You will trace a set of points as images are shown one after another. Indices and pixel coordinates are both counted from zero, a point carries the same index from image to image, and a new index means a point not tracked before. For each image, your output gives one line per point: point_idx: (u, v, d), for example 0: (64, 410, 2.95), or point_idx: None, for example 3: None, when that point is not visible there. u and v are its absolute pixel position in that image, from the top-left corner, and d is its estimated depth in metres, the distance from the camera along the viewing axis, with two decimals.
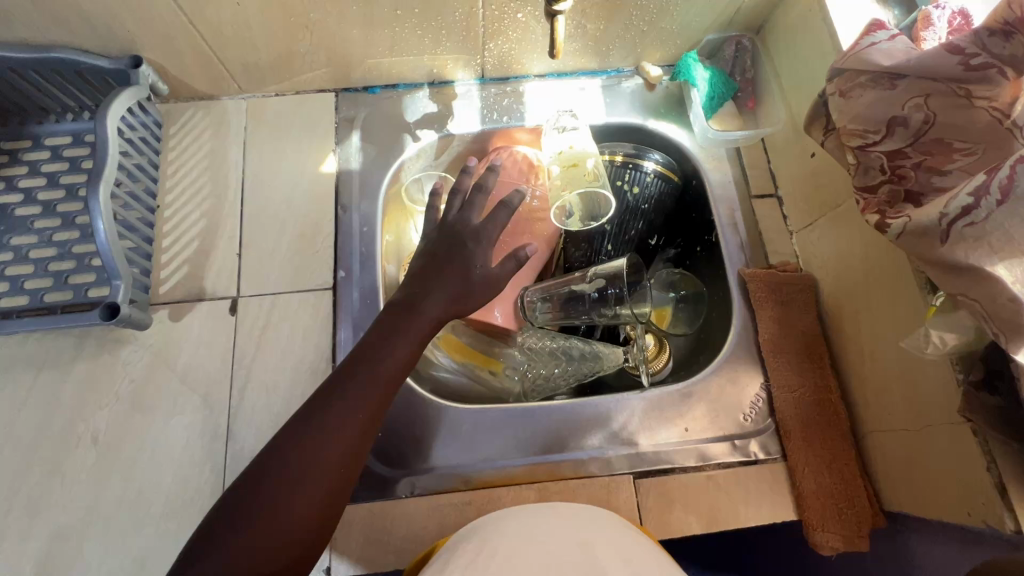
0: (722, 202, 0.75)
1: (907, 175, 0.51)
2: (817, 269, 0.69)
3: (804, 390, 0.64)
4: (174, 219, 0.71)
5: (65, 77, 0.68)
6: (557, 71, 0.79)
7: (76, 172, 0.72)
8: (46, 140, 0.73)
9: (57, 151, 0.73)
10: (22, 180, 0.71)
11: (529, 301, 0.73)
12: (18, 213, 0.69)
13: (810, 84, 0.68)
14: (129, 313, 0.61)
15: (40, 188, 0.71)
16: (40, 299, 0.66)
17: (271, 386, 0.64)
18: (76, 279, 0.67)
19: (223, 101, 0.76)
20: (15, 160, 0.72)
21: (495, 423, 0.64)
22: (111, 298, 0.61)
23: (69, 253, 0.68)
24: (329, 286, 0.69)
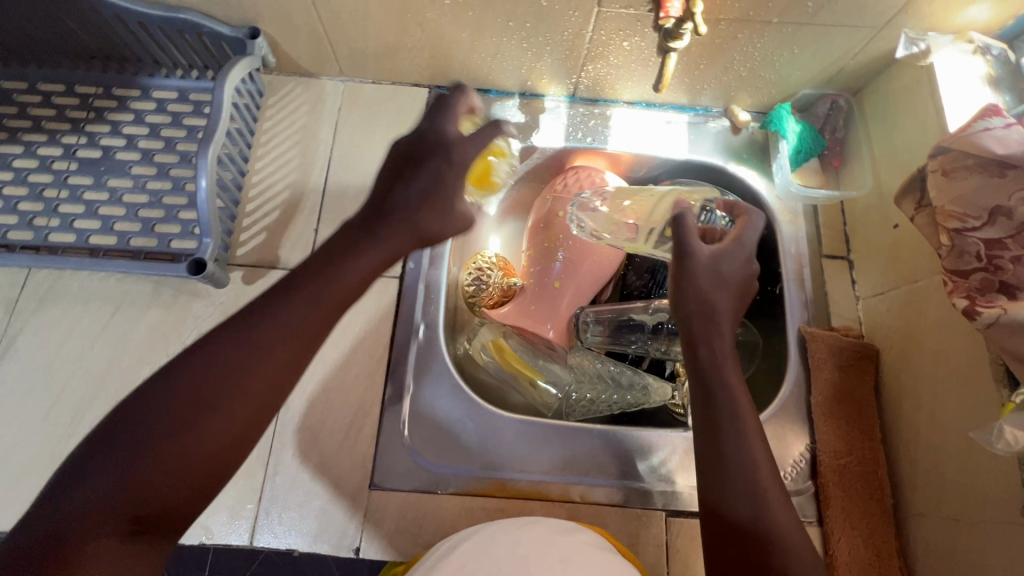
0: (792, 256, 0.75)
1: (1005, 266, 0.50)
2: (880, 341, 0.68)
3: (850, 457, 0.64)
4: (261, 186, 0.73)
5: (186, 38, 0.71)
6: (646, 101, 0.81)
7: (177, 126, 0.75)
8: (153, 93, 0.77)
9: (163, 104, 0.76)
10: (127, 128, 0.75)
11: (582, 328, 0.75)
12: (118, 157, 0.73)
13: (904, 155, 0.67)
14: (213, 270, 0.64)
15: (142, 137, 0.74)
16: (127, 242, 0.69)
17: (329, 362, 0.66)
18: (162, 228, 0.70)
19: (322, 80, 0.79)
20: (123, 107, 0.76)
21: (537, 435, 0.64)
22: (199, 253, 0.64)
23: (159, 203, 0.71)
24: (397, 275, 0.71)
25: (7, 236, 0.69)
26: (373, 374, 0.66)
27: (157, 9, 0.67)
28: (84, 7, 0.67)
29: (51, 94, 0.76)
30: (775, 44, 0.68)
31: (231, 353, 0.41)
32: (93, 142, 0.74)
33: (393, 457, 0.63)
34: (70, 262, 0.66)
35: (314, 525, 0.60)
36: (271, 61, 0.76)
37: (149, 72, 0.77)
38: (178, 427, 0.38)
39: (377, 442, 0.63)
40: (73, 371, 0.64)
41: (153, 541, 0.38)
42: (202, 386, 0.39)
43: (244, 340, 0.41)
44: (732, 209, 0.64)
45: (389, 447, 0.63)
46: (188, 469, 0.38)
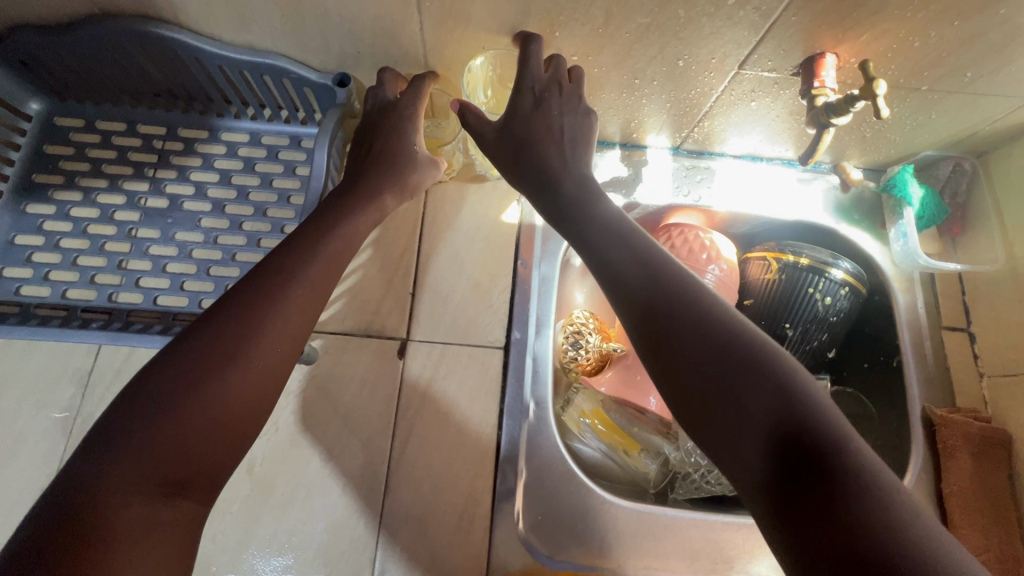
0: (910, 327, 0.71)
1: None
2: (1013, 426, 0.65)
3: (991, 556, 0.60)
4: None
5: (268, 82, 0.65)
6: (752, 155, 0.76)
7: (250, 174, 0.69)
8: (223, 135, 0.71)
9: (233, 149, 0.71)
10: (194, 173, 0.69)
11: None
12: (186, 207, 0.67)
13: None
14: None
15: (211, 185, 0.69)
16: (197, 304, 0.63)
17: (434, 443, 0.61)
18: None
19: None
20: (190, 150, 0.70)
21: (660, 527, 0.60)
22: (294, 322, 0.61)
23: (233, 260, 0.65)
24: (502, 345, 0.66)
25: (67, 295, 0.63)
26: (483, 458, 0.61)
27: (242, 53, 0.61)
28: (159, 49, 0.61)
29: (110, 133, 0.70)
30: (913, 109, 0.64)
31: (238, 322, 0.43)
32: (157, 190, 0.68)
33: (508, 553, 0.58)
34: (152, 338, 0.61)
35: None
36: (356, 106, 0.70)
37: (224, 112, 0.71)
38: (198, 385, 0.40)
39: (491, 535, 0.59)
40: None
41: (183, 500, 0.39)
42: (213, 345, 0.42)
43: (261, 304, 0.45)
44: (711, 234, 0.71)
45: (505, 540, 0.59)
46: (217, 416, 0.40)
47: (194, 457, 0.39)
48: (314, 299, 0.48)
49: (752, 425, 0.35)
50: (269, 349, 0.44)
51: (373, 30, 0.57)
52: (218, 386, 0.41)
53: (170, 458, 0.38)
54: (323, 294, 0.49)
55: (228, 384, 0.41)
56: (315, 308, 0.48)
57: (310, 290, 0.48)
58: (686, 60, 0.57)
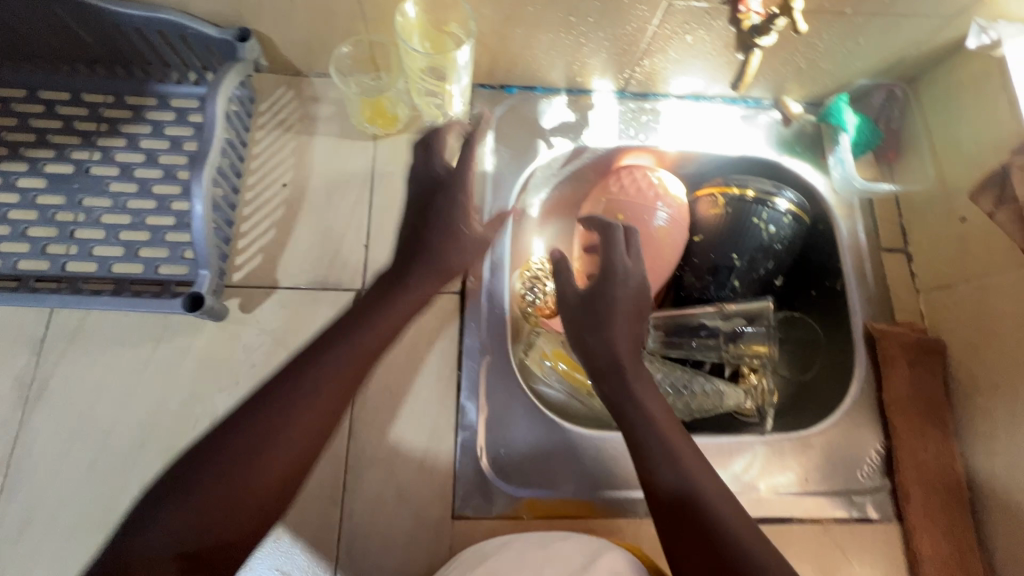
0: (852, 251, 0.74)
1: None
2: (947, 335, 0.68)
3: (928, 455, 0.64)
4: (255, 201, 0.68)
5: (170, 40, 0.64)
6: (696, 94, 0.78)
7: (159, 138, 0.68)
8: (129, 99, 0.69)
9: (141, 112, 0.68)
10: (101, 139, 0.67)
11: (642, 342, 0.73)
12: (93, 172, 0.66)
13: (972, 149, 0.66)
14: (213, 305, 0.55)
15: (119, 150, 0.67)
16: (107, 269, 0.63)
17: (395, 387, 0.63)
18: (148, 253, 0.64)
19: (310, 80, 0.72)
20: (95, 115, 0.68)
21: (618, 452, 0.63)
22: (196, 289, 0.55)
23: (143, 224, 0.65)
24: (457, 290, 0.67)
25: None
26: (444, 397, 0.63)
27: (134, 8, 0.59)
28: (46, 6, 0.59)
29: (10, 100, 0.68)
30: (841, 35, 0.66)
31: (358, 368, 0.49)
32: (61, 156, 0.66)
33: (473, 484, 0.60)
34: (44, 300, 0.59)
35: (398, 559, 0.58)
36: (264, 62, 0.69)
37: (159, 77, 0.69)
38: (263, 441, 0.45)
39: (456, 469, 0.61)
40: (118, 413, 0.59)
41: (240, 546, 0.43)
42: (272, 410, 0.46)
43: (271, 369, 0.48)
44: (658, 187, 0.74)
45: (470, 474, 0.61)
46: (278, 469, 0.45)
47: (238, 508, 0.43)
48: (375, 338, 0.51)
49: (667, 470, 0.50)
50: (325, 413, 0.47)
51: None
52: (261, 454, 0.44)
53: (224, 520, 0.42)
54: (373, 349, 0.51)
55: (267, 454, 0.44)
56: (363, 358, 0.50)
57: (360, 351, 0.50)
58: None
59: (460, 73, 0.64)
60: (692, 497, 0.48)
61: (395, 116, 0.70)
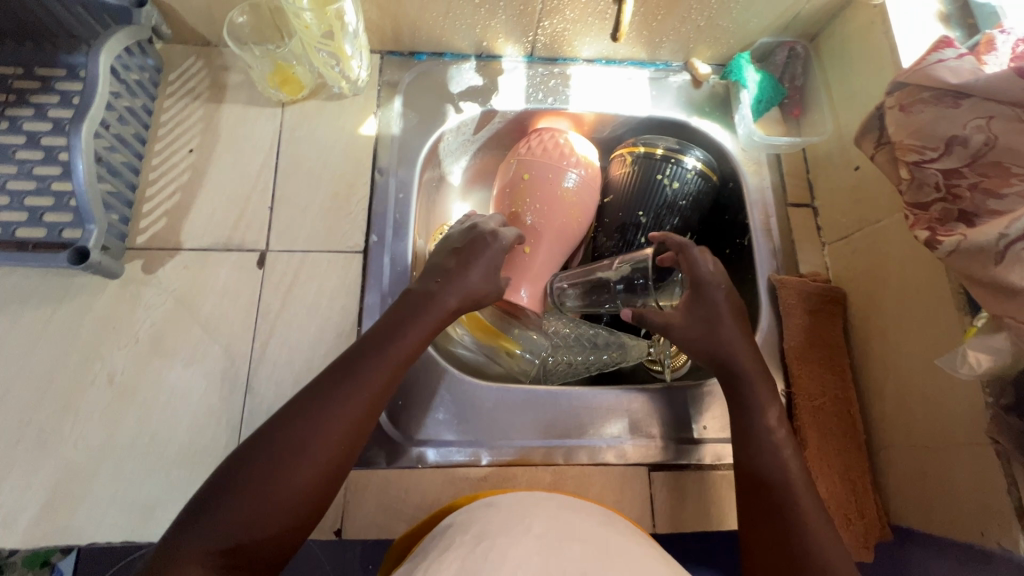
0: (758, 207, 0.75)
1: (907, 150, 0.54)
2: (846, 284, 0.69)
3: (824, 400, 0.65)
4: (161, 167, 0.69)
5: (69, 10, 0.65)
6: (605, 58, 0.79)
7: (66, 107, 0.69)
8: (38, 70, 0.70)
9: (50, 83, 0.70)
10: (9, 109, 0.68)
11: (558, 300, 0.74)
12: (0, 140, 0.67)
13: (863, 98, 0.67)
14: (100, 260, 0.59)
15: (27, 119, 0.68)
16: (11, 233, 0.64)
17: (295, 343, 0.64)
18: (52, 217, 0.65)
19: (220, 49, 0.73)
20: (4, 87, 0.69)
21: (516, 403, 0.64)
22: (82, 243, 0.58)
23: (48, 190, 0.66)
24: (360, 249, 0.68)
25: None
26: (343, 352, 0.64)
27: None
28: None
29: None
30: None
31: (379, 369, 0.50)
32: None
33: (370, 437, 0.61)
34: None
35: None
36: (168, 31, 0.71)
37: (68, 48, 0.71)
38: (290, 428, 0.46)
39: None
40: (14, 372, 0.60)
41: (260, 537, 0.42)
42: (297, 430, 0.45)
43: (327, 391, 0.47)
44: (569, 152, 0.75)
45: None
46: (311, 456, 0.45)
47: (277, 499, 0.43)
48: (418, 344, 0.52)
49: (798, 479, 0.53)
50: (350, 428, 0.47)
51: None
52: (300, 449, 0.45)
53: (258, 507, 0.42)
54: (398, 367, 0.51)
55: (298, 458, 0.45)
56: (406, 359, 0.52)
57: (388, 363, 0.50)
58: None
59: (350, 37, 0.67)
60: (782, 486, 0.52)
61: (301, 83, 0.71)
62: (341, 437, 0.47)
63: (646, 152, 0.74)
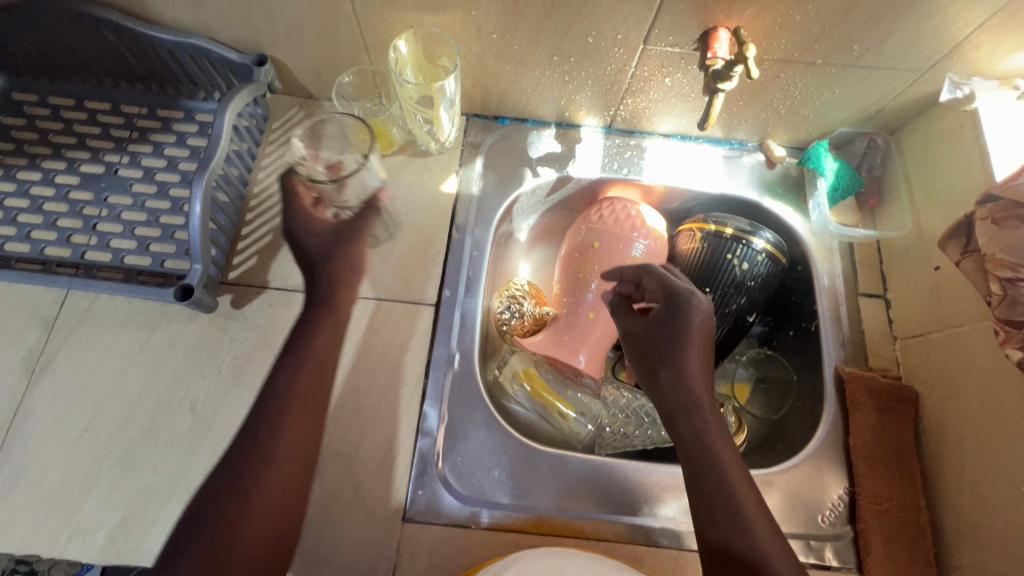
0: (828, 294, 0.74)
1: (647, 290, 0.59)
2: (919, 384, 0.67)
3: (891, 504, 0.62)
4: (258, 208, 0.74)
5: (197, 63, 0.72)
6: (681, 134, 0.81)
7: (182, 146, 0.76)
8: (160, 111, 0.77)
9: (169, 124, 0.77)
10: (131, 145, 0.75)
11: (340, 216, 0.69)
12: (121, 173, 0.74)
13: (949, 201, 0.67)
14: (201, 296, 0.63)
15: (145, 155, 0.75)
16: (120, 260, 0.69)
17: (364, 388, 0.66)
18: (157, 247, 0.70)
19: (321, 103, 0.79)
20: (129, 124, 0.76)
21: (572, 470, 0.64)
22: (188, 280, 0.63)
23: (157, 222, 0.71)
24: (433, 302, 0.70)
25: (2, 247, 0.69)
26: (408, 402, 0.66)
27: (168, 34, 0.68)
28: (95, 28, 0.68)
29: (60, 107, 0.77)
30: (816, 84, 0.68)
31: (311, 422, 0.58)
32: (95, 157, 0.75)
33: (428, 491, 0.62)
34: (60, 280, 0.67)
35: (346, 557, 0.60)
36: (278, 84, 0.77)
37: (188, 93, 0.78)
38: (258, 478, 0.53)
39: (411, 470, 0.63)
40: (108, 390, 0.64)
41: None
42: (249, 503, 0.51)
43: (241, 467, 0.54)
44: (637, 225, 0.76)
45: (424, 479, 0.63)
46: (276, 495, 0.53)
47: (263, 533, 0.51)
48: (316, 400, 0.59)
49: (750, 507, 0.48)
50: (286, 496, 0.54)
51: (310, 10, 0.63)
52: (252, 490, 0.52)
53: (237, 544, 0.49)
54: (311, 443, 0.57)
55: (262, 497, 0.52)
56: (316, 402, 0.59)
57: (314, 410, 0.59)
58: (594, 36, 0.63)
59: (446, 103, 0.70)
60: (742, 527, 0.47)
61: (393, 139, 0.77)
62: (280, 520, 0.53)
63: (717, 234, 0.75)
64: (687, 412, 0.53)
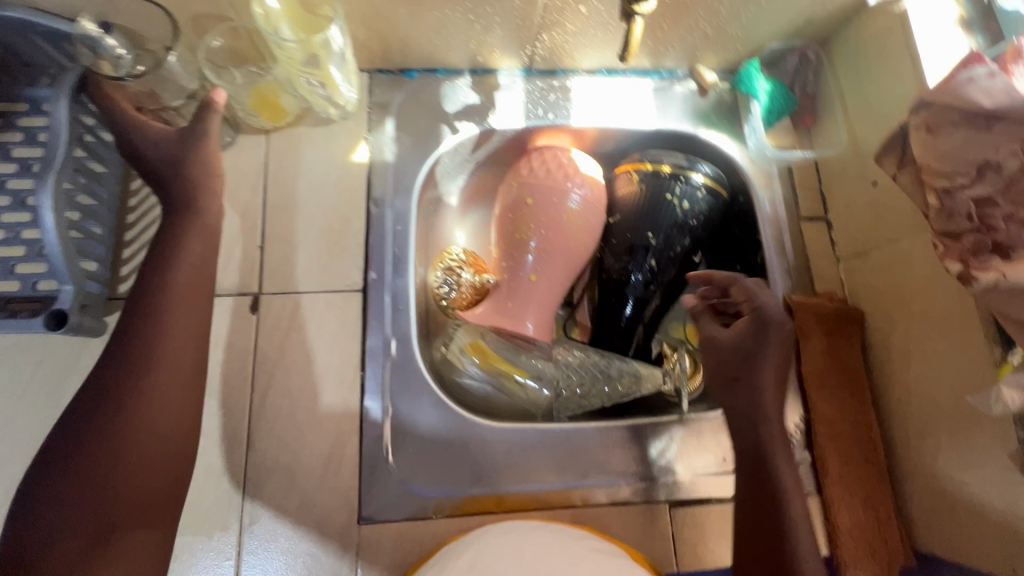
0: (771, 222, 0.72)
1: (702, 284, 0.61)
2: (864, 303, 0.67)
3: (845, 425, 0.63)
4: (139, 208, 0.64)
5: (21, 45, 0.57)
6: (607, 68, 0.75)
7: (31, 145, 0.64)
8: None
9: (11, 118, 0.64)
10: None
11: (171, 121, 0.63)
12: None
13: (881, 111, 0.65)
14: (79, 322, 0.55)
15: None
16: None
17: (294, 393, 0.60)
18: (25, 268, 0.60)
19: None
20: None
21: (530, 443, 0.62)
22: (60, 305, 0.54)
23: (18, 238, 0.61)
24: (359, 287, 0.64)
25: None
26: (346, 399, 0.61)
27: None
28: None
29: None
30: None
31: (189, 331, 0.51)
32: None
33: (381, 488, 0.59)
34: None
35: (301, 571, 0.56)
36: None
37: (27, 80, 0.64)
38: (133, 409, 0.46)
39: (360, 470, 0.59)
40: None
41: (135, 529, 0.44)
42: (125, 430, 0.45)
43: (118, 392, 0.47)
44: (568, 171, 0.70)
45: (375, 477, 0.59)
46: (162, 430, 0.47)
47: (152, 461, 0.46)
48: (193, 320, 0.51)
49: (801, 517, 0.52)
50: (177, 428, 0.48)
51: None
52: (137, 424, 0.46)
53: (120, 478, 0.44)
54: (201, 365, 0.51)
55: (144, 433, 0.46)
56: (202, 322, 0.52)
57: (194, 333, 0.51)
58: None
59: (336, 59, 0.62)
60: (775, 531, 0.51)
61: (285, 109, 0.66)
62: (163, 453, 0.47)
63: (655, 173, 0.71)
64: (754, 426, 0.56)
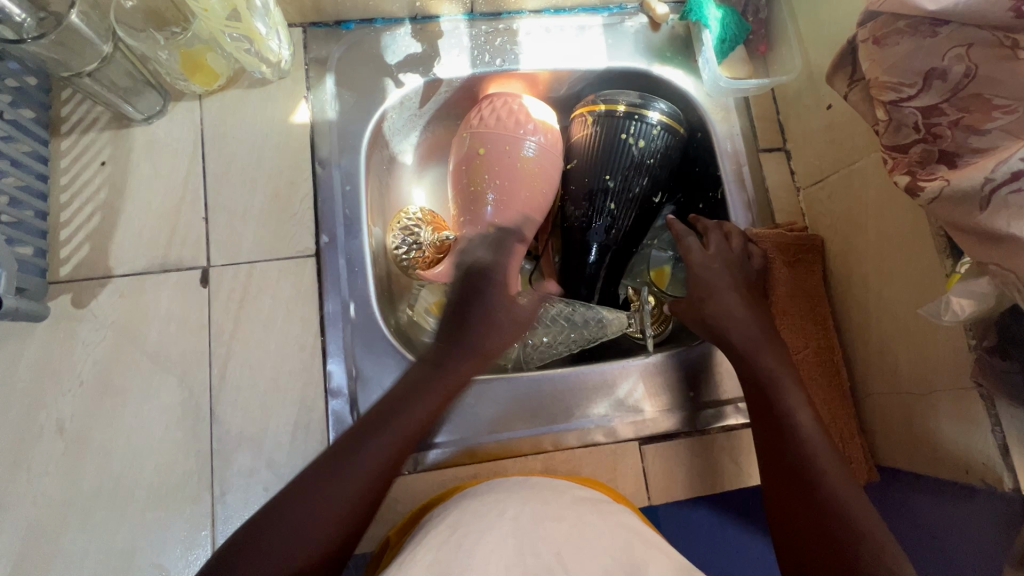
0: (730, 156, 0.71)
1: (731, 233, 0.64)
2: (824, 230, 0.67)
3: (807, 351, 0.63)
4: (72, 187, 0.61)
5: None
6: (553, 7, 0.72)
7: None
8: None
9: None
10: None
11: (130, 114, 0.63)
12: None
13: (832, 29, 0.63)
14: (16, 306, 0.53)
15: None
16: None
17: (254, 364, 0.59)
18: None
19: None
20: None
21: (499, 394, 0.62)
22: None
23: None
24: (311, 252, 0.62)
25: None
26: (308, 366, 0.60)
27: None
28: None
29: None
30: None
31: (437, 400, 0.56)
32: None
33: None
34: None
35: None
36: None
37: None
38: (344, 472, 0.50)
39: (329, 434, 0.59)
40: None
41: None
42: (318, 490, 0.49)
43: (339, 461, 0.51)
44: (520, 119, 0.68)
45: None
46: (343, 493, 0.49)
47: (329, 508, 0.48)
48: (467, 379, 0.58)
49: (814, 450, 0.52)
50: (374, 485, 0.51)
51: None
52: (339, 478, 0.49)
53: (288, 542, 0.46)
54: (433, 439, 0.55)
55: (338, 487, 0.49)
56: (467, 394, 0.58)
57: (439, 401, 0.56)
58: None
59: (259, 13, 0.59)
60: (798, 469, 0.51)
61: (215, 72, 0.63)
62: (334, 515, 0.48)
63: (609, 112, 0.69)
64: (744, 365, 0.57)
